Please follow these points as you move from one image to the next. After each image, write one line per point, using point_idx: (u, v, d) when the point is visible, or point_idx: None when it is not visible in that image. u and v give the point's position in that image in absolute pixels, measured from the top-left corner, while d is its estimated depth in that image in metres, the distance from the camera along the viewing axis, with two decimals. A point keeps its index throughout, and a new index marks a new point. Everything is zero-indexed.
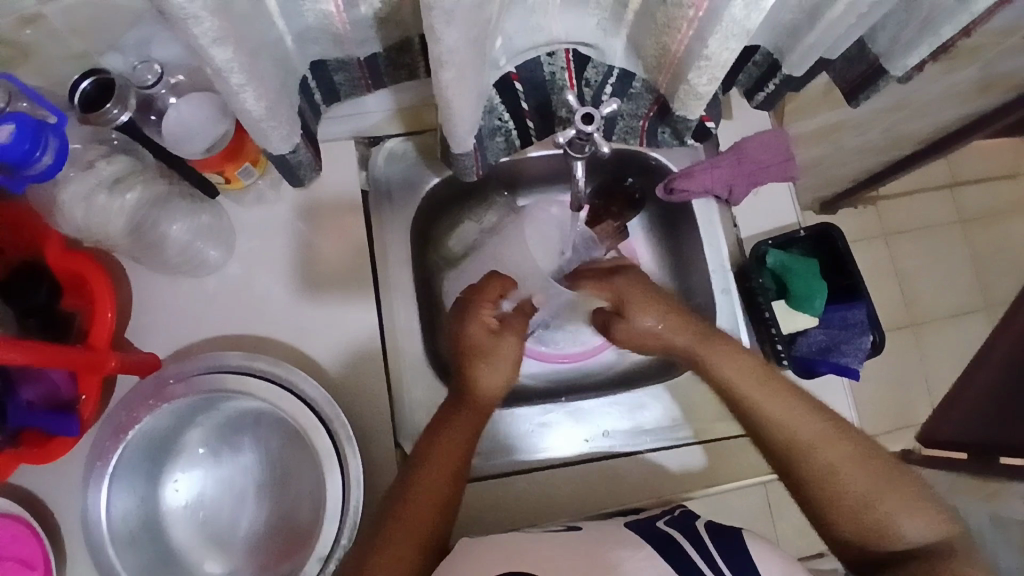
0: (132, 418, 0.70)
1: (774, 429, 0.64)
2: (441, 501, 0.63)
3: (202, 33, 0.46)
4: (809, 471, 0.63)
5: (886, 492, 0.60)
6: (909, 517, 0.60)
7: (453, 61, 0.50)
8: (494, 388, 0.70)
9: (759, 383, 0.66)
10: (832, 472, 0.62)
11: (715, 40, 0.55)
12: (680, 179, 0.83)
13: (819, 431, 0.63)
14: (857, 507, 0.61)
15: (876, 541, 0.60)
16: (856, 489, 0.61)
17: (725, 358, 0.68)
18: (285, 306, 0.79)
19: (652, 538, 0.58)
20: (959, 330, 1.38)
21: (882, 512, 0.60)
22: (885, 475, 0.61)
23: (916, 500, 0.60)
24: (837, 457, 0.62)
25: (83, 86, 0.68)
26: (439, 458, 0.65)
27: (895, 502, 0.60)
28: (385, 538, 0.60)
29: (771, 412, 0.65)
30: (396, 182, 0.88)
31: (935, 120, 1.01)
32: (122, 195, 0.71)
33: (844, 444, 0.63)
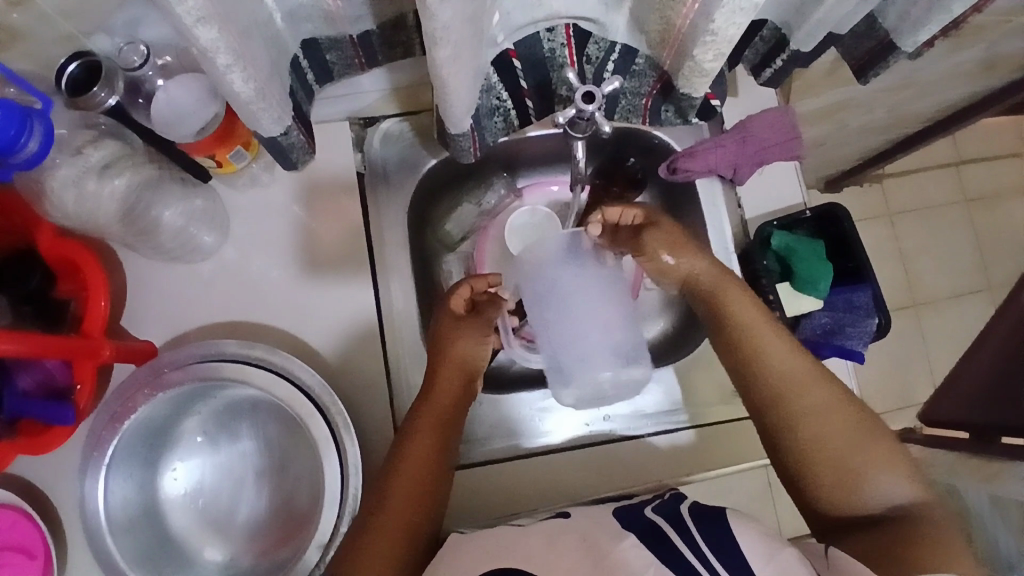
0: (128, 407, 0.69)
1: (771, 372, 0.64)
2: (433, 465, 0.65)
3: (185, 12, 0.44)
4: (797, 417, 0.62)
5: (869, 450, 0.60)
6: (888, 479, 0.59)
7: (448, 38, 0.48)
8: (470, 352, 0.71)
9: (767, 328, 0.66)
10: (818, 421, 0.62)
11: (722, 15, 0.52)
12: (682, 159, 0.81)
13: (816, 379, 0.64)
14: (840, 460, 0.60)
15: (850, 499, 0.60)
16: (842, 445, 0.61)
17: (740, 303, 0.68)
18: (281, 292, 0.78)
19: (641, 530, 0.56)
20: (962, 310, 1.37)
21: (862, 470, 0.60)
22: (871, 434, 0.61)
23: (902, 468, 0.60)
24: (829, 408, 0.62)
25: (69, 70, 0.67)
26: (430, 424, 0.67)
27: (876, 462, 0.60)
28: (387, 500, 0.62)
29: (771, 353, 0.65)
30: (392, 164, 0.86)
31: (941, 99, 0.99)
32: (112, 180, 0.69)
33: (837, 397, 0.63)
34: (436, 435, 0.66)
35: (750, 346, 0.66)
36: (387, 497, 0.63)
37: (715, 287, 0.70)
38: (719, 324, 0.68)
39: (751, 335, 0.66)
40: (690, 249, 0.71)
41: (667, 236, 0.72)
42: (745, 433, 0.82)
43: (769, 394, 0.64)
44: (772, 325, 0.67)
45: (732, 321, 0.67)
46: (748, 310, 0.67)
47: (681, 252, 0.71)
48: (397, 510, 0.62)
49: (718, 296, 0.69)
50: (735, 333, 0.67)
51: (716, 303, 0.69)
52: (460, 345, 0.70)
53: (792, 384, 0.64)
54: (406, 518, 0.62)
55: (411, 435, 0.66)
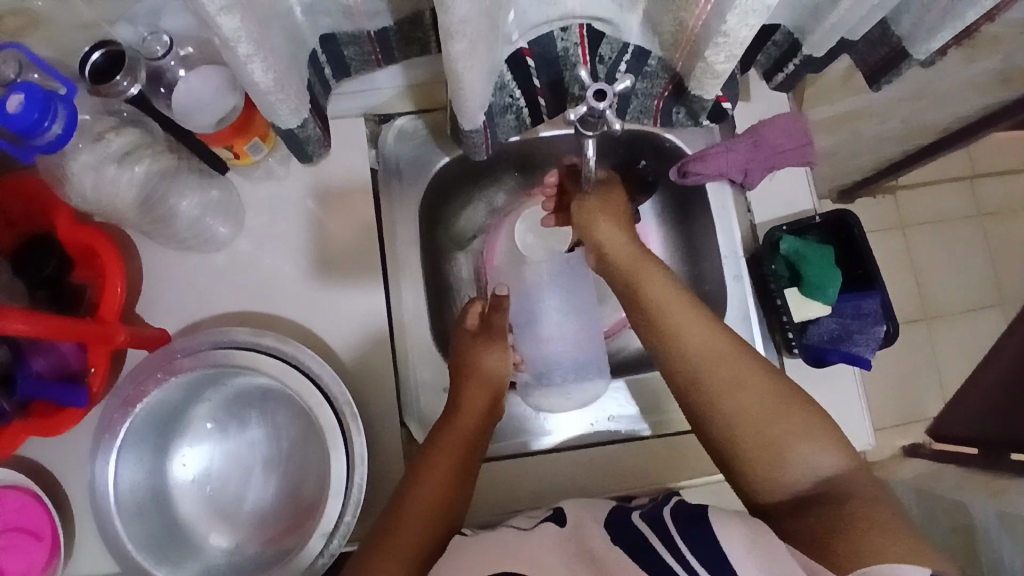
0: (140, 391, 0.70)
1: (689, 349, 0.62)
2: (455, 478, 0.65)
3: (209, 2, 0.45)
4: (715, 396, 0.60)
5: (793, 423, 0.58)
6: (813, 451, 0.57)
7: (463, 32, 0.49)
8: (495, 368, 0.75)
9: (681, 306, 0.64)
10: (735, 394, 0.60)
11: (734, 16, 0.52)
12: (693, 162, 0.81)
13: (730, 352, 0.61)
14: (761, 436, 0.58)
15: (777, 478, 0.58)
16: (762, 421, 0.58)
17: (653, 284, 0.66)
18: (292, 283, 0.79)
19: (625, 541, 0.56)
20: (975, 325, 1.36)
21: (785, 446, 0.58)
22: (791, 406, 0.59)
23: (826, 439, 0.58)
24: (751, 387, 0.60)
25: (93, 59, 0.67)
26: (451, 444, 0.68)
27: (796, 430, 0.58)
28: (407, 515, 0.62)
29: (683, 329, 0.63)
30: (405, 162, 0.88)
31: (956, 110, 0.99)
32: (132, 167, 0.71)
33: (753, 368, 0.61)
34: (461, 447, 0.68)
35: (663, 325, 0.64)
36: (407, 498, 0.63)
37: (634, 269, 0.68)
38: (637, 307, 0.66)
39: (665, 315, 0.64)
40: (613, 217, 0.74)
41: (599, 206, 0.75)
42: None
43: (685, 373, 0.62)
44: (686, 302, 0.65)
45: (648, 302, 0.66)
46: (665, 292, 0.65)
47: (609, 234, 0.72)
48: (420, 509, 0.62)
49: (634, 275, 0.68)
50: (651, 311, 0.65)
51: (632, 286, 0.67)
52: (480, 358, 0.75)
53: (705, 360, 0.61)
54: (427, 518, 0.62)
55: (437, 445, 0.68)
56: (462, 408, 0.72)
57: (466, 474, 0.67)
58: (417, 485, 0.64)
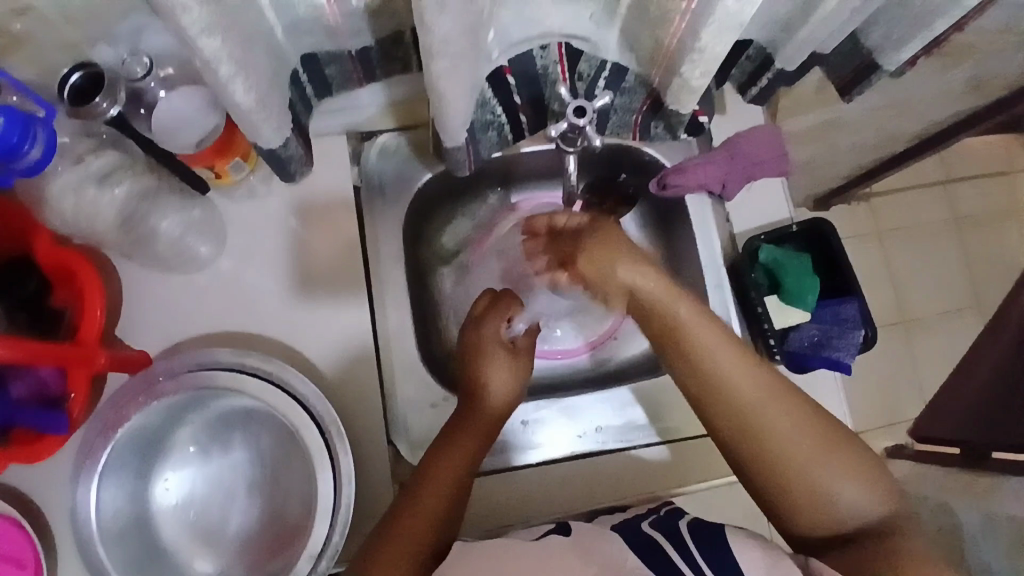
0: (122, 415, 0.69)
1: (738, 397, 0.59)
2: (443, 509, 0.62)
3: (190, 24, 0.46)
4: (766, 444, 0.59)
5: (842, 467, 0.58)
6: (859, 493, 0.58)
7: (445, 51, 0.50)
8: (504, 397, 0.70)
9: (727, 350, 0.60)
10: (786, 440, 0.59)
11: (708, 34, 0.54)
12: (672, 175, 0.82)
13: (779, 399, 0.59)
14: (809, 481, 0.58)
15: (821, 518, 0.59)
16: (812, 466, 0.58)
17: (692, 325, 0.61)
18: (276, 303, 0.79)
19: (639, 545, 0.58)
20: (951, 328, 1.38)
21: (832, 490, 0.58)
22: (839, 448, 0.59)
23: (870, 478, 0.59)
24: (800, 432, 0.59)
25: (73, 80, 0.68)
26: (442, 468, 0.64)
27: (844, 474, 0.58)
28: (395, 537, 0.60)
29: (729, 375, 0.60)
30: (387, 178, 0.88)
31: (927, 119, 1.01)
32: (112, 189, 0.71)
33: (803, 412, 0.60)
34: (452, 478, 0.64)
35: (709, 372, 0.60)
36: (398, 518, 0.61)
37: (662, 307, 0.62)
38: (669, 348, 0.62)
39: (706, 360, 0.60)
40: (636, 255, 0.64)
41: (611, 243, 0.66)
42: None
43: (736, 422, 0.60)
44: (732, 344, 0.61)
45: (688, 345, 0.61)
46: (711, 335, 0.60)
47: (633, 274, 0.63)
48: (411, 525, 0.60)
49: (670, 316, 0.62)
50: (694, 358, 0.60)
51: (664, 325, 0.62)
52: (488, 374, 0.70)
53: (755, 406, 0.59)
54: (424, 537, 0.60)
55: (434, 459, 0.65)
56: (465, 434, 0.67)
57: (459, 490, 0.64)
58: (409, 504, 0.62)
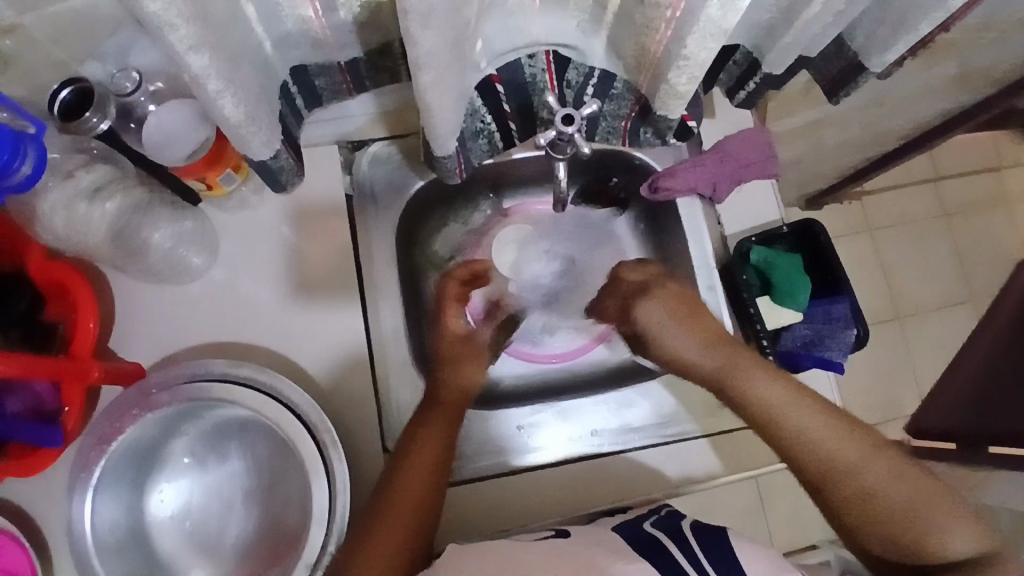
0: (116, 428, 0.69)
1: (813, 447, 0.59)
2: (421, 499, 0.63)
3: (177, 41, 0.46)
4: (857, 491, 0.58)
5: (927, 508, 0.56)
6: (948, 530, 0.56)
7: (431, 63, 0.50)
8: (465, 390, 0.70)
9: (794, 402, 0.61)
10: (875, 486, 0.57)
11: (693, 41, 0.54)
12: (663, 178, 0.83)
13: (860, 447, 0.59)
14: (901, 523, 0.56)
15: (912, 560, 0.57)
16: (903, 506, 0.57)
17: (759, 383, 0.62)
18: (271, 312, 0.79)
19: (639, 543, 0.58)
20: (945, 322, 1.39)
21: (919, 530, 0.56)
22: (928, 486, 0.57)
23: (965, 514, 0.57)
24: (883, 476, 0.58)
25: (62, 95, 0.67)
26: (418, 459, 0.65)
27: (941, 515, 0.56)
28: (371, 534, 0.60)
29: (807, 428, 0.60)
30: (379, 185, 0.88)
31: (915, 116, 1.02)
32: (103, 204, 0.71)
33: (881, 453, 0.59)
34: (427, 473, 0.64)
35: (779, 427, 0.61)
36: (383, 506, 0.62)
37: (727, 370, 0.63)
38: (744, 410, 0.63)
39: (782, 418, 0.61)
40: (699, 317, 0.65)
41: (668, 303, 0.66)
42: (731, 444, 0.83)
43: (822, 472, 0.59)
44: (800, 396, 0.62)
45: (762, 405, 0.62)
46: (776, 390, 0.62)
47: (690, 341, 0.64)
48: (398, 514, 0.61)
49: (734, 382, 0.63)
50: (762, 414, 0.62)
51: (735, 390, 0.63)
52: (464, 374, 0.70)
53: (839, 455, 0.59)
54: (412, 527, 0.61)
55: (412, 445, 0.66)
56: (431, 424, 0.67)
57: (442, 477, 0.65)
58: (392, 492, 0.62)
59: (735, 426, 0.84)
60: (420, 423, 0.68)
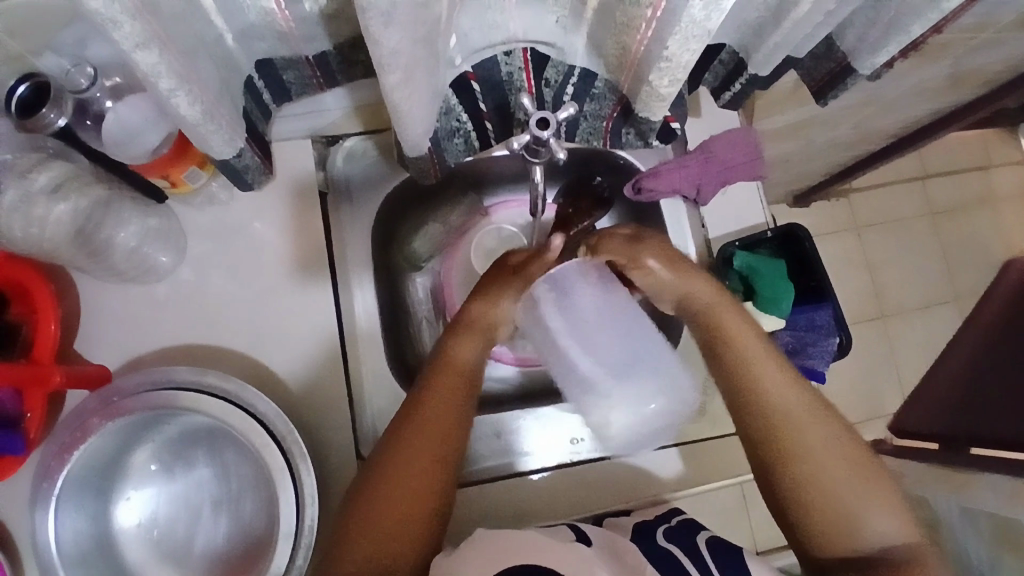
0: (77, 437, 0.66)
1: (768, 407, 0.59)
2: (425, 481, 0.58)
3: (122, 37, 0.43)
4: (798, 454, 0.58)
5: (860, 488, 0.57)
6: (872, 516, 0.56)
7: (397, 63, 0.47)
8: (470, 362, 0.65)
9: (766, 356, 0.61)
10: (816, 454, 0.58)
11: (675, 41, 0.52)
12: (647, 178, 0.81)
13: (812, 415, 0.59)
14: (833, 495, 0.57)
15: (835, 536, 0.57)
16: (838, 482, 0.57)
17: (735, 328, 0.62)
18: (241, 315, 0.76)
19: (656, 556, 0.59)
20: (931, 321, 1.38)
21: (846, 510, 0.56)
22: (868, 468, 0.58)
23: (897, 504, 0.57)
24: (826, 445, 0.58)
25: (18, 92, 0.64)
26: (417, 433, 0.60)
27: (873, 500, 0.57)
28: (357, 525, 0.56)
29: (768, 381, 0.60)
30: (356, 181, 0.86)
31: (905, 115, 1.00)
32: (58, 204, 0.67)
33: (832, 433, 0.58)
34: (424, 450, 0.59)
35: (747, 378, 0.60)
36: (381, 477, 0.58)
37: (710, 313, 0.64)
38: (715, 353, 0.63)
39: (752, 365, 0.61)
40: (690, 268, 0.65)
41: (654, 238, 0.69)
42: (718, 451, 0.83)
43: (770, 428, 0.59)
44: (776, 358, 0.61)
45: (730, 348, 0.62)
46: (754, 345, 0.61)
47: (676, 264, 0.65)
48: (391, 500, 0.57)
49: (714, 319, 0.63)
50: (728, 357, 0.61)
51: (710, 330, 0.63)
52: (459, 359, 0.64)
53: (791, 415, 0.59)
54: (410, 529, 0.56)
55: (403, 425, 0.60)
56: (430, 404, 0.61)
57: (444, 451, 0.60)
58: (378, 474, 0.58)
59: (711, 436, 0.83)
60: (411, 398, 0.62)
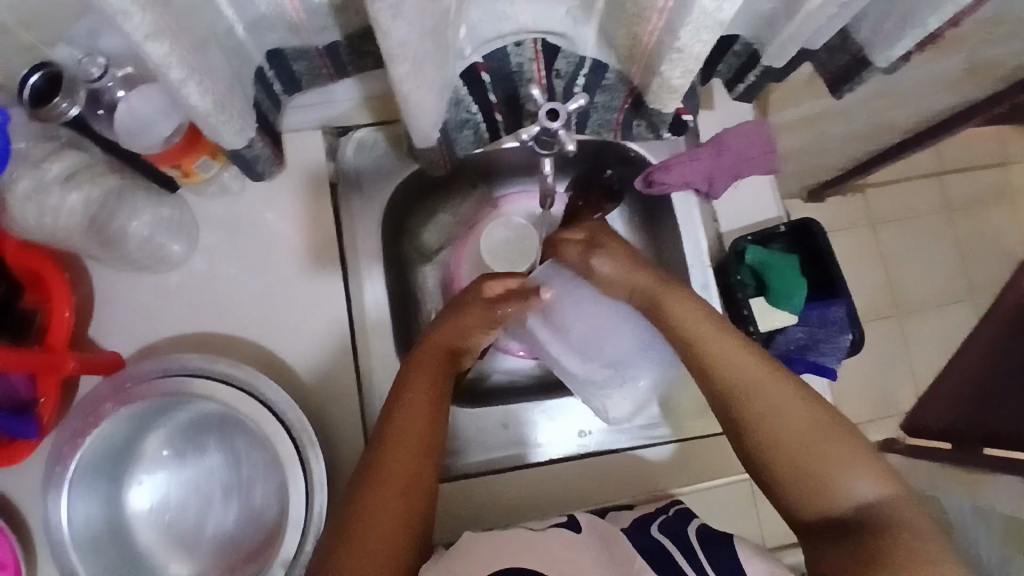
0: (90, 422, 0.67)
1: (721, 378, 0.61)
2: (410, 469, 0.59)
3: (133, 28, 0.43)
4: (758, 420, 0.58)
5: (827, 445, 0.56)
6: (848, 474, 0.55)
7: (405, 55, 0.47)
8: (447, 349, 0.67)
9: (715, 328, 0.62)
10: (777, 417, 0.58)
11: (686, 33, 0.51)
12: (658, 171, 0.81)
13: (769, 380, 0.59)
14: (800, 456, 0.56)
15: (812, 500, 0.56)
16: (803, 442, 0.56)
17: (680, 305, 0.64)
18: (251, 304, 0.77)
19: (646, 547, 0.58)
20: (947, 319, 1.36)
21: (816, 471, 0.55)
22: (834, 426, 0.57)
23: (870, 460, 0.55)
24: (788, 408, 0.58)
25: (32, 81, 0.64)
26: (402, 425, 0.61)
27: (842, 458, 0.55)
28: (351, 521, 0.55)
29: (719, 352, 0.61)
30: (365, 172, 0.85)
31: (922, 109, 0.98)
32: (70, 194, 0.68)
33: (792, 396, 0.58)
34: (410, 439, 0.60)
35: (699, 353, 0.62)
36: (376, 458, 0.59)
37: (658, 295, 0.66)
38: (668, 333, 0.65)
39: (701, 340, 0.62)
40: (638, 264, 0.68)
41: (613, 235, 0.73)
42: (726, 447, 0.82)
43: (726, 399, 0.60)
44: (725, 329, 0.62)
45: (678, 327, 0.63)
46: (702, 320, 0.63)
47: (625, 262, 0.68)
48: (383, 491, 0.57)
49: (662, 300, 0.65)
50: (679, 335, 0.63)
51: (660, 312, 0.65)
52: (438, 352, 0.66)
53: (746, 382, 0.60)
54: (396, 515, 0.57)
55: (390, 417, 0.61)
56: (411, 394, 0.63)
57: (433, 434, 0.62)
58: (371, 468, 0.58)
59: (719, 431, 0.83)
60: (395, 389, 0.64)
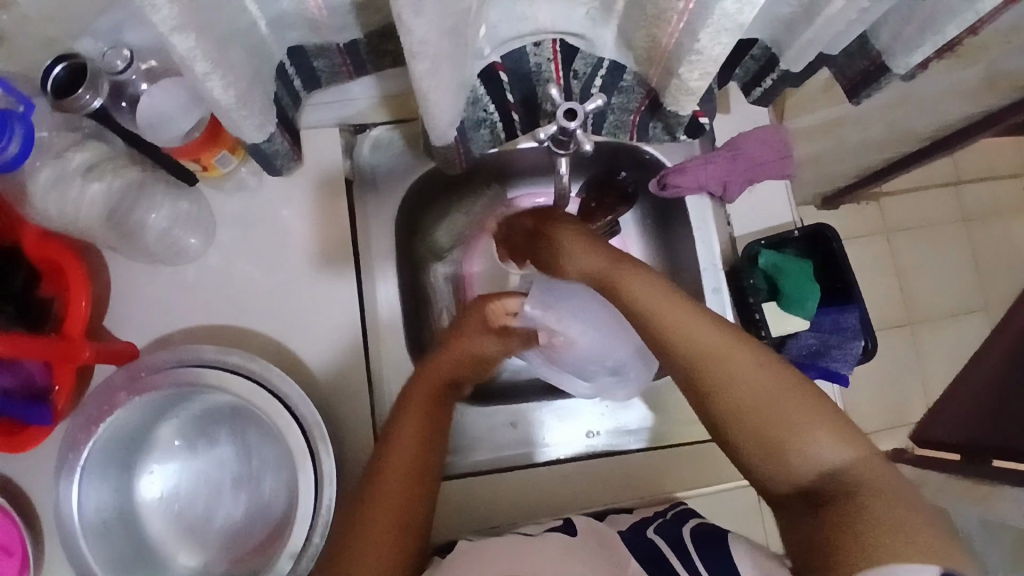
0: (105, 410, 0.68)
1: (681, 354, 0.59)
2: (412, 477, 0.59)
3: (160, 21, 0.44)
4: (721, 396, 0.57)
5: (791, 412, 0.55)
6: (815, 440, 0.54)
7: (425, 52, 0.48)
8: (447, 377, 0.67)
9: (668, 301, 0.60)
10: (738, 389, 0.56)
11: (706, 34, 0.51)
12: (673, 174, 0.81)
13: (728, 352, 0.58)
14: (766, 426, 0.55)
15: (780, 470, 0.55)
16: (767, 413, 0.55)
17: (632, 281, 0.62)
18: (265, 299, 0.78)
19: (641, 551, 0.58)
20: (960, 330, 1.36)
21: (784, 441, 0.55)
22: (796, 391, 0.56)
23: (834, 421, 0.55)
24: (749, 380, 0.56)
25: (55, 72, 0.65)
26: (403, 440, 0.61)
27: (807, 423, 0.54)
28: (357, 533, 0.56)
29: (676, 326, 0.59)
30: (382, 171, 0.87)
31: (940, 118, 0.97)
32: (91, 184, 0.70)
33: (751, 366, 0.57)
34: (410, 451, 0.60)
35: (656, 330, 0.60)
36: (377, 465, 0.59)
37: (611, 272, 0.65)
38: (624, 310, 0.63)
39: (658, 314, 0.60)
40: (595, 247, 0.68)
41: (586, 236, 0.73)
42: None
43: (689, 377, 0.59)
44: (679, 303, 0.60)
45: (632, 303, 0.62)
46: (656, 295, 0.61)
47: (590, 248, 0.68)
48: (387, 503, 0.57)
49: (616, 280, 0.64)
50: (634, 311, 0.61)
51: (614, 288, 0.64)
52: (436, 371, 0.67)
53: (705, 356, 0.58)
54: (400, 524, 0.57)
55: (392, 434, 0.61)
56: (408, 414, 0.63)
57: (433, 426, 0.63)
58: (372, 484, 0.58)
59: None
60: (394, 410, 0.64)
